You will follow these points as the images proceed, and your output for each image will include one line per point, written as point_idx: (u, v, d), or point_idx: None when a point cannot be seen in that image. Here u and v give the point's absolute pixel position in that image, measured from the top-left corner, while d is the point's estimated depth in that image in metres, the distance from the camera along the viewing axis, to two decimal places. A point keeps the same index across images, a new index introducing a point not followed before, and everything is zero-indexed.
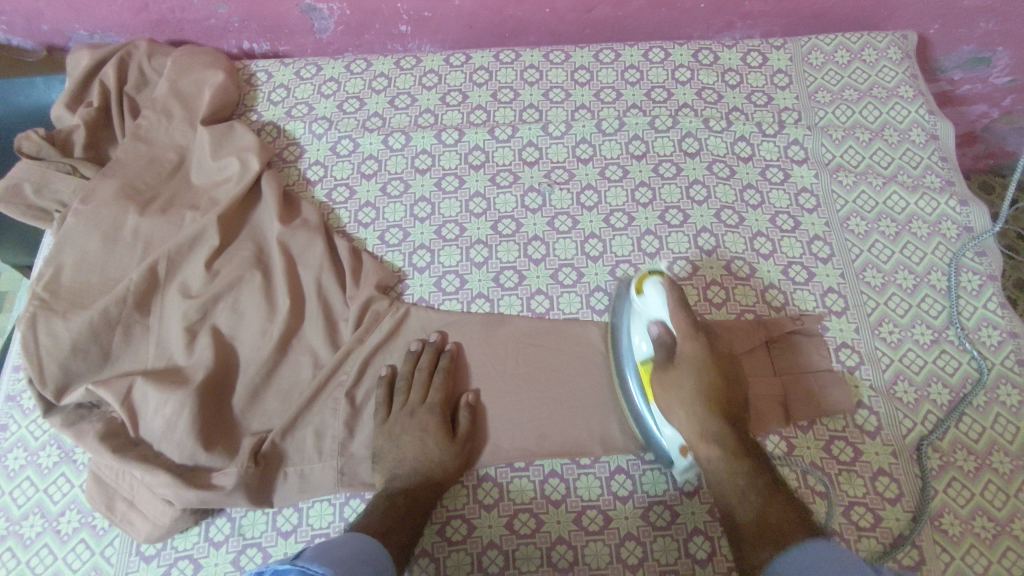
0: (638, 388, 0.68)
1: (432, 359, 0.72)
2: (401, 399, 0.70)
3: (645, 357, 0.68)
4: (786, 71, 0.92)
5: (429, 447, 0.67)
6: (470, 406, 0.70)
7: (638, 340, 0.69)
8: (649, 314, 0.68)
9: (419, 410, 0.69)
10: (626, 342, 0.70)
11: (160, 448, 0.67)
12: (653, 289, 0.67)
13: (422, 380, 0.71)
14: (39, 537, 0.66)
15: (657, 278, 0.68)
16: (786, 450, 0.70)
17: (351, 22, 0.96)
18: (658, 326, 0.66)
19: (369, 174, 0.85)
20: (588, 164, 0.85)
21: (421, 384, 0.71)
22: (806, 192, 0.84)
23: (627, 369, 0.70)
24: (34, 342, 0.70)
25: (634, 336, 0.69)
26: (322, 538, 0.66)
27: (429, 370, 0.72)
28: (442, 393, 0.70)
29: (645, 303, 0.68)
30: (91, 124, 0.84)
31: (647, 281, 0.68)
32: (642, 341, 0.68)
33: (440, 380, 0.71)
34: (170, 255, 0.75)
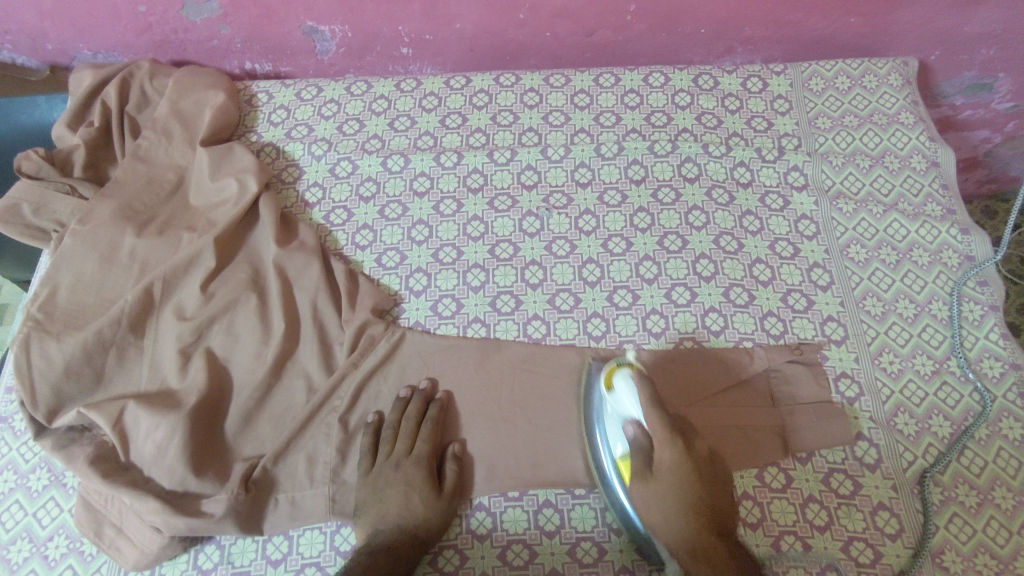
0: (619, 483, 0.65)
1: (420, 408, 0.71)
2: (387, 448, 0.69)
3: (625, 455, 0.66)
4: (786, 97, 0.92)
5: (412, 504, 0.65)
6: (456, 458, 0.69)
7: (612, 441, 0.67)
8: (622, 411, 0.67)
9: (404, 462, 0.68)
10: (598, 441, 0.68)
11: (150, 474, 0.66)
12: (625, 384, 0.67)
13: (412, 423, 0.70)
14: (26, 562, 0.66)
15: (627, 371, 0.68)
16: (784, 482, 0.68)
17: (352, 44, 0.96)
18: (633, 425, 0.65)
19: (368, 196, 0.85)
20: (587, 188, 0.85)
21: (407, 434, 0.69)
22: (806, 219, 0.83)
23: (605, 471, 0.67)
24: (26, 364, 0.70)
25: (610, 435, 0.67)
26: (311, 567, 0.65)
27: (417, 419, 0.70)
28: (428, 444, 0.69)
29: (616, 400, 0.67)
30: (92, 144, 0.84)
31: (616, 375, 0.68)
32: (619, 442, 0.66)
33: (429, 426, 0.69)
34: (166, 277, 0.75)
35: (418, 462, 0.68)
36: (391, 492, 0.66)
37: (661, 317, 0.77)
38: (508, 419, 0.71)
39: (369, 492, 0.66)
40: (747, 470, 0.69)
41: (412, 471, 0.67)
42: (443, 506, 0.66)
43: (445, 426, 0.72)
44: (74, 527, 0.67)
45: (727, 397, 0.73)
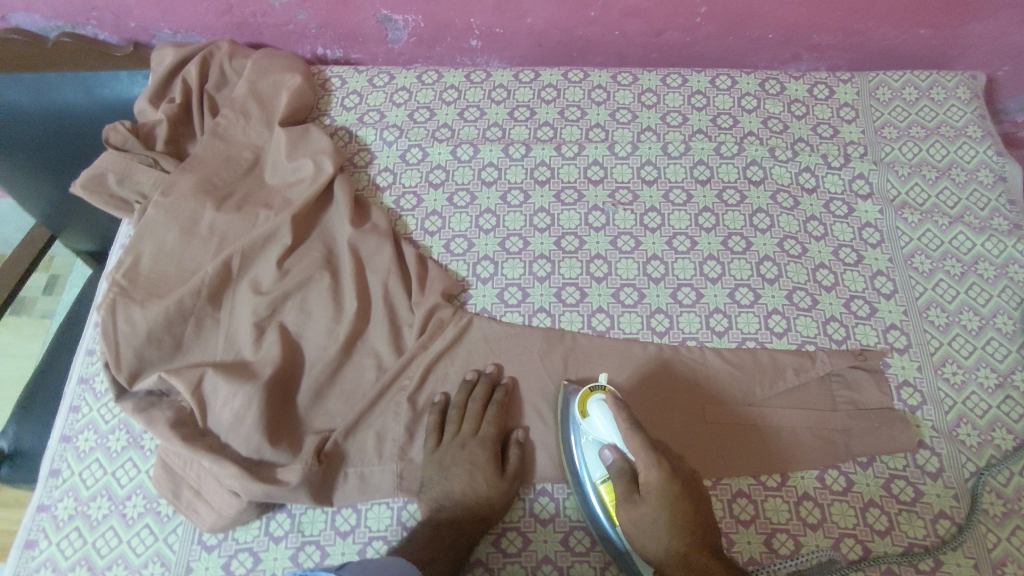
0: (603, 510, 0.65)
1: (487, 391, 0.72)
2: (454, 427, 0.71)
3: (603, 481, 0.65)
4: (853, 105, 0.91)
5: (476, 483, 0.67)
6: (520, 443, 0.71)
7: (592, 466, 0.66)
8: (598, 437, 0.65)
9: (469, 441, 0.70)
10: (578, 463, 0.67)
11: (227, 440, 0.69)
12: (598, 412, 0.65)
13: (479, 404, 0.71)
14: (106, 519, 0.69)
15: (599, 395, 0.66)
16: (845, 486, 0.69)
17: (423, 34, 0.98)
18: (610, 451, 0.64)
19: (437, 184, 0.86)
20: (653, 186, 0.86)
21: (473, 415, 0.71)
22: (870, 227, 0.83)
23: (588, 494, 0.66)
24: (112, 327, 0.72)
25: (588, 461, 0.66)
26: (378, 541, 0.67)
27: (483, 401, 0.72)
28: (495, 426, 0.71)
29: (591, 426, 0.65)
30: (174, 120, 0.87)
31: (590, 401, 0.66)
32: (597, 468, 0.65)
33: (495, 409, 0.71)
34: (244, 252, 0.77)
35: (484, 442, 0.70)
36: (458, 470, 0.68)
37: (724, 316, 0.78)
38: None
39: (435, 469, 0.68)
40: (807, 471, 0.70)
41: (478, 449, 0.69)
42: (506, 489, 0.68)
43: (511, 411, 0.73)
44: (152, 488, 0.70)
45: (787, 397, 0.74)
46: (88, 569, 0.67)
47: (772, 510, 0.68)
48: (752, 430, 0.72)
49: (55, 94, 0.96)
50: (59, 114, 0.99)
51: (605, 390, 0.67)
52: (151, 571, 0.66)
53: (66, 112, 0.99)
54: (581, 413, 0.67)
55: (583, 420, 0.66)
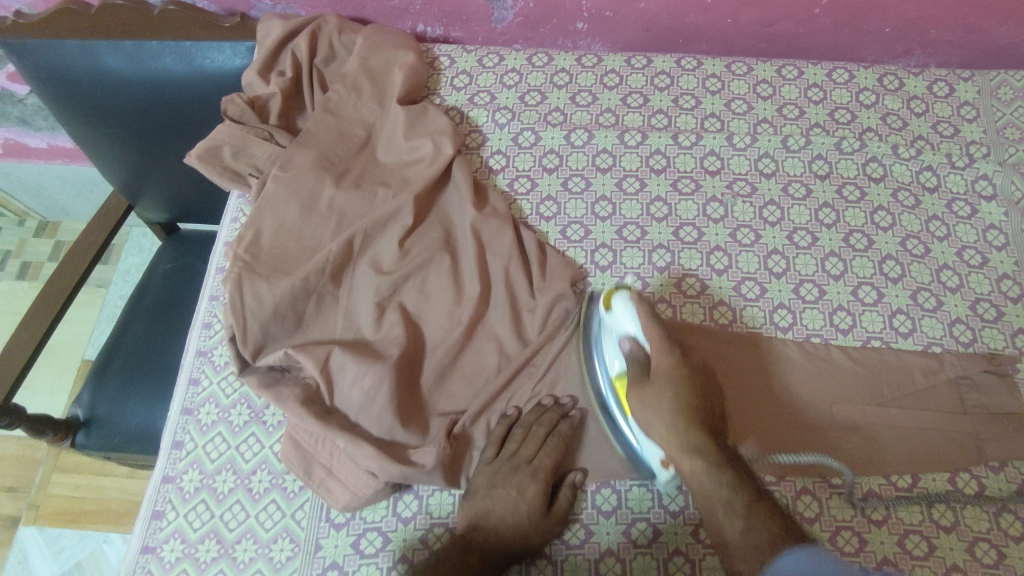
0: (614, 399, 0.70)
1: (554, 420, 0.70)
2: (512, 450, 0.68)
3: (620, 372, 0.70)
4: (973, 104, 0.89)
5: (518, 511, 0.65)
6: (572, 485, 0.68)
7: (610, 358, 0.70)
8: (620, 328, 0.69)
9: (522, 468, 0.67)
10: (597, 362, 0.72)
11: (357, 419, 0.68)
12: (622, 305, 0.69)
13: (543, 434, 0.69)
14: (232, 493, 0.69)
15: (624, 292, 0.70)
16: (978, 489, 0.69)
17: (530, 15, 0.95)
18: (629, 341, 0.68)
19: (551, 168, 0.86)
20: (772, 179, 0.85)
21: (535, 441, 0.68)
22: (994, 229, 0.82)
23: (603, 390, 0.71)
24: (239, 301, 0.71)
25: (607, 354, 0.71)
26: (440, 527, 0.67)
27: (548, 430, 0.69)
28: (552, 459, 0.68)
29: (614, 320, 0.70)
30: (286, 93, 0.86)
31: (614, 298, 0.70)
32: (614, 360, 0.70)
33: (557, 441, 0.69)
34: (367, 230, 0.76)
35: (536, 473, 0.67)
36: (502, 492, 0.66)
37: (848, 314, 0.77)
38: None
39: (484, 485, 0.67)
40: (939, 473, 0.69)
41: (526, 481, 0.66)
42: (546, 525, 0.65)
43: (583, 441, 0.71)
44: (276, 464, 0.70)
45: (916, 398, 0.72)
46: (217, 542, 0.67)
47: (906, 512, 0.67)
48: (876, 432, 0.70)
49: (155, 63, 0.95)
50: (159, 85, 0.98)
51: (630, 289, 0.71)
52: (280, 547, 0.66)
53: (165, 82, 0.97)
54: (605, 309, 0.71)
55: (607, 315, 0.71)
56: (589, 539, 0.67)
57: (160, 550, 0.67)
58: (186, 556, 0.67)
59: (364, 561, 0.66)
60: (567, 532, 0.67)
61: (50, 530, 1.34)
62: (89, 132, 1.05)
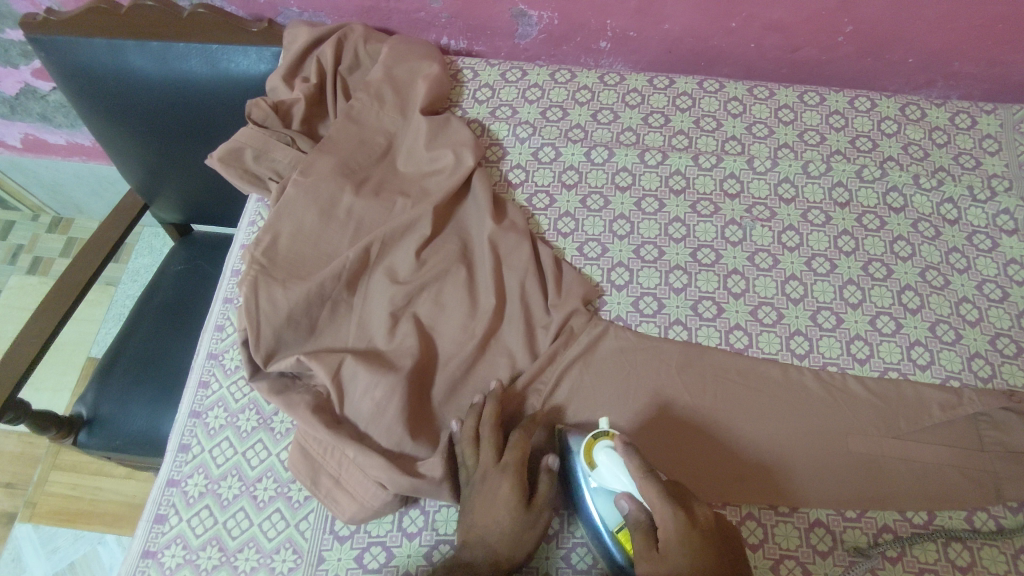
0: (620, 556, 0.61)
1: (495, 414, 0.67)
2: (471, 460, 0.66)
3: (621, 528, 0.61)
4: (996, 137, 0.89)
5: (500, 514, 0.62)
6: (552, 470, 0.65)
7: (606, 515, 0.62)
8: (608, 485, 0.61)
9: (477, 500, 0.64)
10: (591, 517, 0.63)
11: (367, 430, 0.68)
12: (606, 458, 0.61)
13: (492, 429, 0.66)
14: (236, 499, 0.68)
15: (605, 442, 0.62)
16: (996, 528, 0.67)
17: (554, 31, 0.96)
18: (625, 500, 0.59)
19: (570, 185, 0.86)
20: (791, 204, 0.84)
21: (489, 440, 0.66)
22: (1015, 263, 0.81)
23: (604, 544, 0.62)
24: (254, 304, 0.71)
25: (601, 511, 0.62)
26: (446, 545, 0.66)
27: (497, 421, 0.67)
28: (515, 449, 0.65)
29: (601, 475, 0.61)
30: (310, 100, 0.86)
31: (596, 449, 0.62)
32: (613, 515, 0.62)
33: (513, 431, 0.66)
34: (384, 239, 0.76)
35: (505, 468, 0.64)
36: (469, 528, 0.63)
37: (865, 343, 0.76)
38: (709, 442, 0.70)
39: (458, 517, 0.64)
40: (956, 510, 0.68)
41: (499, 480, 0.63)
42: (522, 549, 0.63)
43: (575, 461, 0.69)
44: (283, 472, 0.69)
45: (933, 433, 0.71)
46: (220, 550, 0.66)
47: (921, 550, 0.66)
48: (889, 466, 0.69)
49: (180, 64, 0.96)
50: (182, 86, 0.98)
51: (609, 434, 0.63)
52: (283, 557, 0.65)
53: (188, 84, 0.98)
54: (587, 465, 0.63)
55: (591, 471, 0.62)
56: (596, 563, 0.66)
57: (161, 555, 0.66)
58: (187, 563, 0.66)
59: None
60: (574, 556, 0.66)
61: (46, 529, 1.33)
62: (111, 129, 1.05)
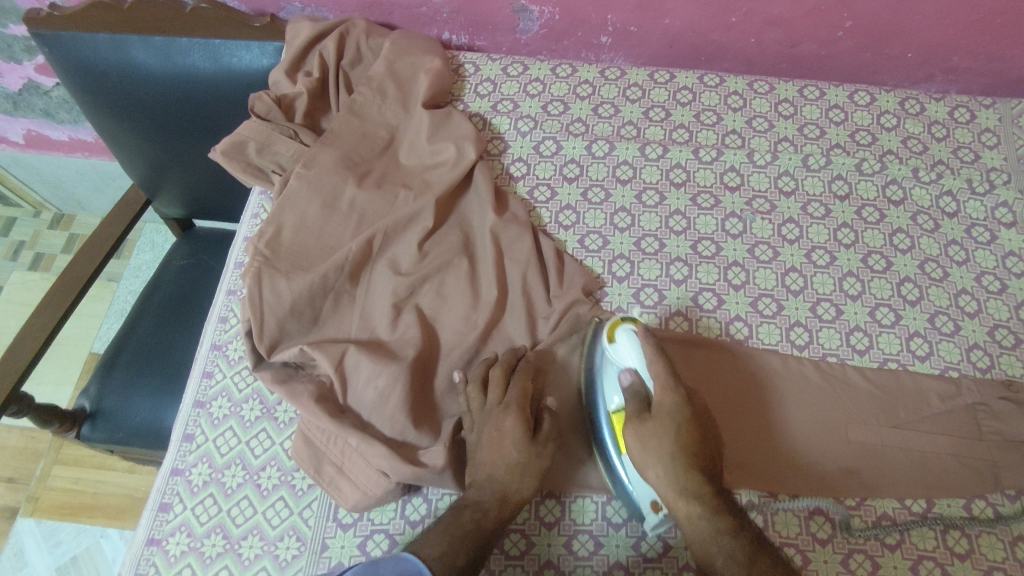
0: (609, 433, 0.68)
1: (510, 360, 0.70)
2: (478, 403, 0.68)
3: (618, 407, 0.67)
4: (994, 131, 0.90)
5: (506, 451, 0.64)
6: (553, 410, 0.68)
7: (609, 392, 0.69)
8: (621, 361, 0.68)
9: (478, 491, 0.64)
10: (596, 390, 0.70)
11: (370, 419, 0.68)
12: (626, 336, 0.68)
13: (501, 371, 0.69)
14: (240, 488, 0.69)
15: (630, 325, 0.69)
16: (994, 516, 0.68)
17: (556, 26, 0.96)
18: (629, 374, 0.66)
19: (572, 178, 0.86)
20: (791, 197, 0.85)
21: (497, 383, 0.68)
22: (1014, 256, 0.81)
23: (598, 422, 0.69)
24: (257, 295, 0.71)
25: (606, 387, 0.69)
26: None
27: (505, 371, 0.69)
28: (519, 392, 0.67)
29: (617, 350, 0.68)
30: (312, 94, 0.87)
31: (619, 329, 0.69)
32: (615, 394, 0.68)
33: (519, 377, 0.68)
34: (386, 230, 0.76)
35: (508, 407, 0.66)
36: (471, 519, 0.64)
37: (865, 335, 0.77)
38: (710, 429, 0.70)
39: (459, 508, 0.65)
40: (955, 499, 0.68)
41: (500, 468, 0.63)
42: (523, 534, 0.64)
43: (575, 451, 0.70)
44: (286, 461, 0.70)
45: (932, 421, 0.71)
46: (224, 537, 0.66)
47: (920, 537, 0.66)
48: (887, 454, 0.69)
49: (184, 59, 0.97)
50: (184, 81, 0.99)
51: (636, 322, 0.70)
52: (286, 545, 0.66)
53: (190, 79, 0.98)
54: (607, 340, 0.70)
55: (610, 345, 0.69)
56: (597, 551, 0.66)
57: (166, 542, 0.67)
58: (191, 550, 0.66)
59: None
60: (575, 544, 0.67)
61: (49, 523, 1.34)
62: (115, 125, 1.06)
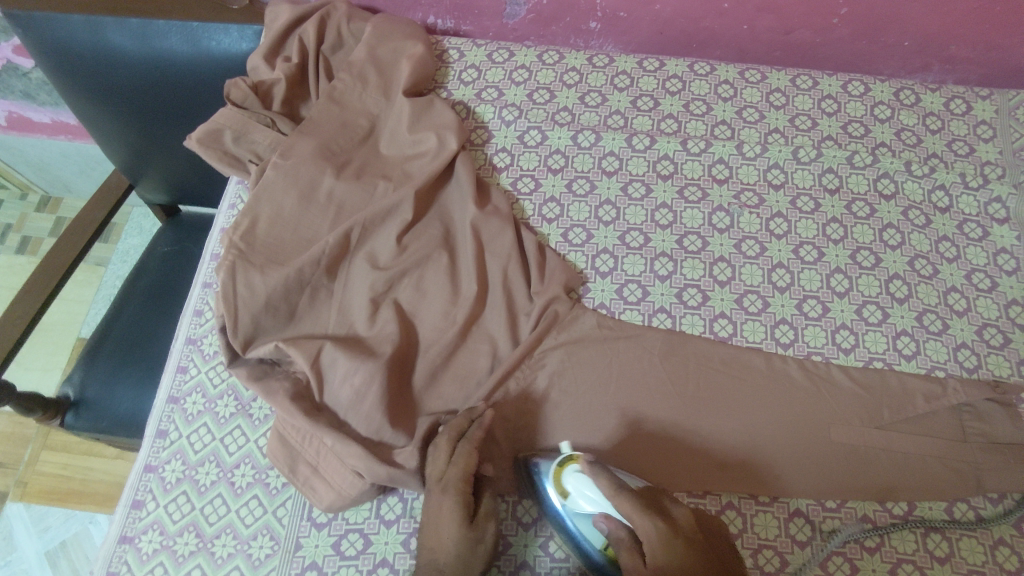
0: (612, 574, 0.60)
1: (461, 424, 0.65)
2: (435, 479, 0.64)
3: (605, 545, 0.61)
4: (990, 123, 0.88)
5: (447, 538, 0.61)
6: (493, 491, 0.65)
7: (589, 537, 0.61)
8: (583, 507, 0.61)
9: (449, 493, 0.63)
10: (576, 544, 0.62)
11: (346, 417, 0.67)
12: (575, 479, 0.62)
13: (448, 441, 0.64)
14: (214, 485, 0.68)
15: (572, 463, 0.63)
16: (975, 518, 0.67)
17: (543, 12, 0.93)
18: (603, 518, 0.60)
19: (556, 169, 0.84)
20: (780, 191, 0.83)
21: (442, 455, 0.64)
22: (1006, 253, 0.80)
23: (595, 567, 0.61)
24: (231, 290, 0.70)
25: (585, 534, 0.62)
26: None
27: (455, 435, 0.65)
28: (461, 469, 0.63)
29: (574, 500, 0.62)
30: (291, 80, 0.84)
31: (565, 474, 0.63)
32: (596, 537, 0.61)
33: (465, 448, 0.64)
34: (365, 223, 0.75)
35: (447, 488, 0.63)
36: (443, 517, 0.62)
37: (851, 333, 0.75)
38: (690, 432, 0.69)
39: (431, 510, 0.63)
40: (936, 501, 0.68)
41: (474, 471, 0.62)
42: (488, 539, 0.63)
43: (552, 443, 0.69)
44: (260, 459, 0.69)
45: (918, 424, 0.70)
46: (196, 536, 0.66)
47: (900, 540, 0.66)
48: (871, 457, 0.68)
49: (161, 42, 0.94)
50: (164, 66, 0.96)
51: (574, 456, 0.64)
52: (260, 544, 0.65)
53: (169, 63, 0.96)
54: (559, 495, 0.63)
55: (564, 499, 0.62)
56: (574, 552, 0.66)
57: (138, 540, 0.66)
58: (164, 548, 0.65)
59: (344, 563, 0.64)
60: (552, 544, 0.66)
61: (37, 508, 1.34)
62: (92, 109, 1.03)
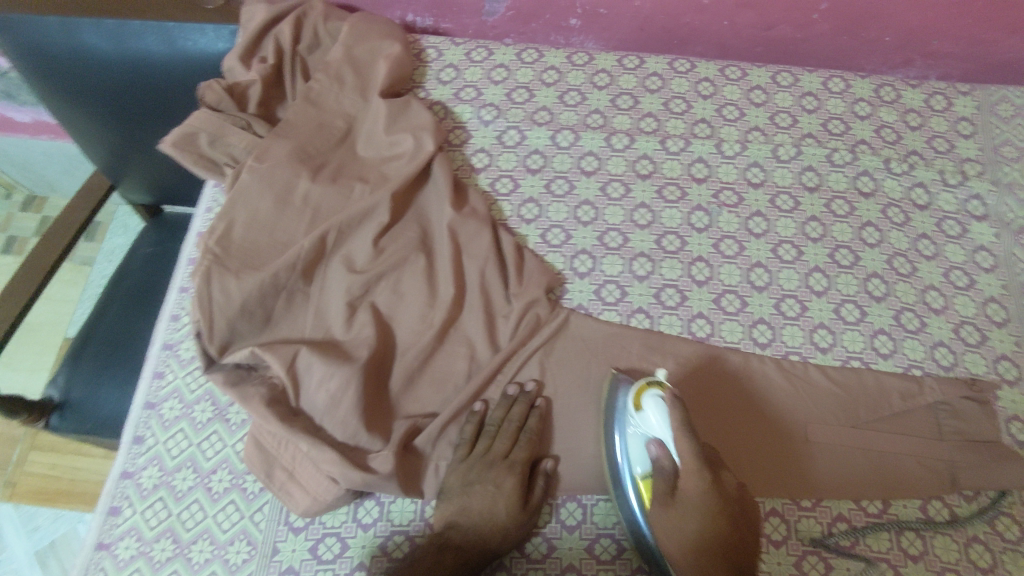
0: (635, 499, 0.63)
1: (522, 413, 0.69)
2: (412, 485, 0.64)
3: (645, 475, 0.63)
4: (971, 120, 0.88)
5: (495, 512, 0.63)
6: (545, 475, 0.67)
7: (634, 459, 0.64)
8: (648, 431, 0.63)
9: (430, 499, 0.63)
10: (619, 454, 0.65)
11: (321, 422, 0.67)
12: (654, 406, 0.62)
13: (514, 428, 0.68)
14: (190, 491, 0.68)
15: (658, 391, 0.63)
16: (949, 517, 0.67)
17: (522, 9, 0.93)
18: (657, 447, 0.61)
19: (535, 169, 0.84)
20: (760, 189, 0.83)
21: (507, 436, 0.67)
22: (984, 251, 0.80)
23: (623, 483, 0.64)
24: (206, 295, 0.69)
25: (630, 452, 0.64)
26: (400, 535, 0.66)
27: (519, 423, 0.68)
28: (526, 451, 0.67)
29: (644, 419, 0.63)
30: (267, 81, 0.84)
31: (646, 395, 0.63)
32: (641, 463, 0.63)
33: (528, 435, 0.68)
34: (341, 226, 0.74)
35: (512, 467, 0.66)
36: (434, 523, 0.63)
37: (829, 332, 0.75)
38: None
39: None
40: (910, 499, 0.68)
41: None
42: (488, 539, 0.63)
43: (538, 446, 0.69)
44: (238, 463, 0.69)
45: (893, 423, 0.71)
46: (173, 541, 0.66)
47: (874, 538, 0.66)
48: (847, 455, 0.69)
49: (136, 42, 0.93)
50: (139, 66, 0.95)
51: (663, 387, 0.64)
52: (237, 549, 0.65)
53: (146, 64, 0.95)
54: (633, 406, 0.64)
55: (635, 412, 0.64)
56: (550, 554, 0.65)
57: (114, 547, 0.66)
58: (140, 555, 0.66)
59: (321, 567, 0.64)
60: (529, 546, 0.66)
61: (26, 509, 1.33)
62: (70, 110, 1.02)
